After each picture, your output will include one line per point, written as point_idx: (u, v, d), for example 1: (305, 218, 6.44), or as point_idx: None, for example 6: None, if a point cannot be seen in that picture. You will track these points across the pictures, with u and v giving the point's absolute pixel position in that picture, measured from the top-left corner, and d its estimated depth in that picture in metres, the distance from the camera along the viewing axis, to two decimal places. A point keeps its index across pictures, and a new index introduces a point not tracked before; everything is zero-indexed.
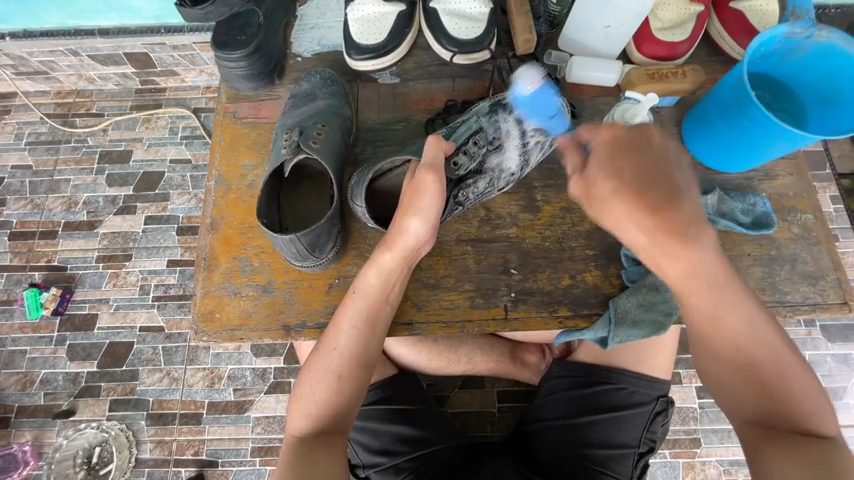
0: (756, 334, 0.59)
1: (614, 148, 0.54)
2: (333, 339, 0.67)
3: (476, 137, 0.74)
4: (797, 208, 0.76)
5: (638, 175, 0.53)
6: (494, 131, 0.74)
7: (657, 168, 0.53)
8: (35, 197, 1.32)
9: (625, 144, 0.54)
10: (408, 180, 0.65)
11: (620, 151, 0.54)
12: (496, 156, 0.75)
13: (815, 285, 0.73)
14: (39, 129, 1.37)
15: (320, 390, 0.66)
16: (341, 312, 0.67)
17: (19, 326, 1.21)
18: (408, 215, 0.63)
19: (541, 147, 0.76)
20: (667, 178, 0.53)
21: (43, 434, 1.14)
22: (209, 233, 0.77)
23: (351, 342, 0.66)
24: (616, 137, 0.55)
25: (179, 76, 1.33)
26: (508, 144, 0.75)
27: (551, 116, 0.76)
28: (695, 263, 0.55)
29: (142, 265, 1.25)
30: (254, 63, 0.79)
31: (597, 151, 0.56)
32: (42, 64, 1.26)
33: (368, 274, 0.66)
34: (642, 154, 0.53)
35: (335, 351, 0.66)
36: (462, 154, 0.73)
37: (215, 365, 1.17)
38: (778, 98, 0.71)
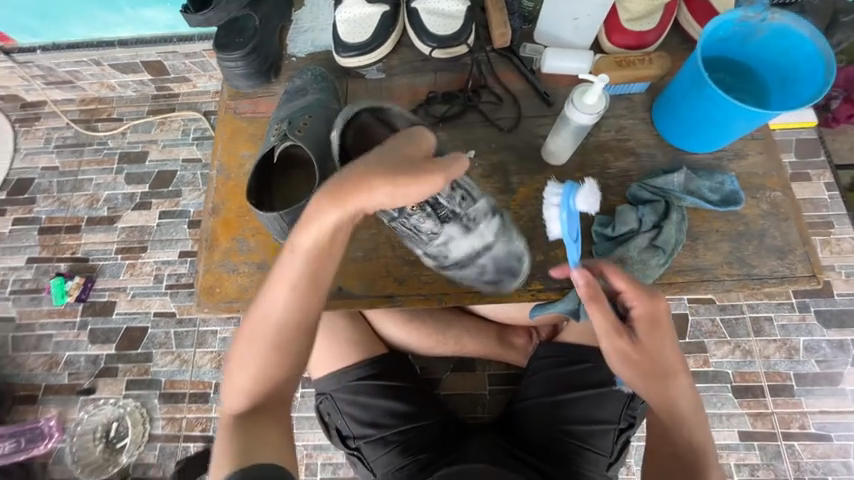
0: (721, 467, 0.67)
1: (648, 321, 0.66)
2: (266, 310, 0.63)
3: (467, 199, 0.75)
4: (766, 186, 0.78)
5: (656, 351, 0.65)
6: (479, 218, 0.75)
7: (671, 352, 0.66)
8: (62, 195, 1.43)
9: (656, 321, 0.66)
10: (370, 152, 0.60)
11: (650, 323, 0.66)
12: (456, 229, 0.75)
13: (783, 258, 0.75)
14: (65, 134, 1.49)
15: (256, 363, 0.63)
16: (275, 284, 0.62)
17: (46, 312, 1.32)
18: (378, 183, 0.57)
19: (480, 274, 0.78)
20: (675, 356, 0.67)
21: (67, 410, 1.24)
22: (211, 217, 0.84)
23: (282, 314, 0.63)
24: (648, 317, 0.66)
25: (190, 82, 1.43)
26: (474, 238, 0.75)
27: (517, 260, 0.77)
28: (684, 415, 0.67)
29: (157, 256, 1.34)
30: (252, 62, 0.87)
31: (638, 321, 0.66)
32: (68, 73, 1.38)
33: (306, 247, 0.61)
34: (664, 336, 0.66)
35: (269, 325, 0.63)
36: (451, 191, 0.73)
37: (222, 348, 1.25)
38: (738, 80, 0.74)
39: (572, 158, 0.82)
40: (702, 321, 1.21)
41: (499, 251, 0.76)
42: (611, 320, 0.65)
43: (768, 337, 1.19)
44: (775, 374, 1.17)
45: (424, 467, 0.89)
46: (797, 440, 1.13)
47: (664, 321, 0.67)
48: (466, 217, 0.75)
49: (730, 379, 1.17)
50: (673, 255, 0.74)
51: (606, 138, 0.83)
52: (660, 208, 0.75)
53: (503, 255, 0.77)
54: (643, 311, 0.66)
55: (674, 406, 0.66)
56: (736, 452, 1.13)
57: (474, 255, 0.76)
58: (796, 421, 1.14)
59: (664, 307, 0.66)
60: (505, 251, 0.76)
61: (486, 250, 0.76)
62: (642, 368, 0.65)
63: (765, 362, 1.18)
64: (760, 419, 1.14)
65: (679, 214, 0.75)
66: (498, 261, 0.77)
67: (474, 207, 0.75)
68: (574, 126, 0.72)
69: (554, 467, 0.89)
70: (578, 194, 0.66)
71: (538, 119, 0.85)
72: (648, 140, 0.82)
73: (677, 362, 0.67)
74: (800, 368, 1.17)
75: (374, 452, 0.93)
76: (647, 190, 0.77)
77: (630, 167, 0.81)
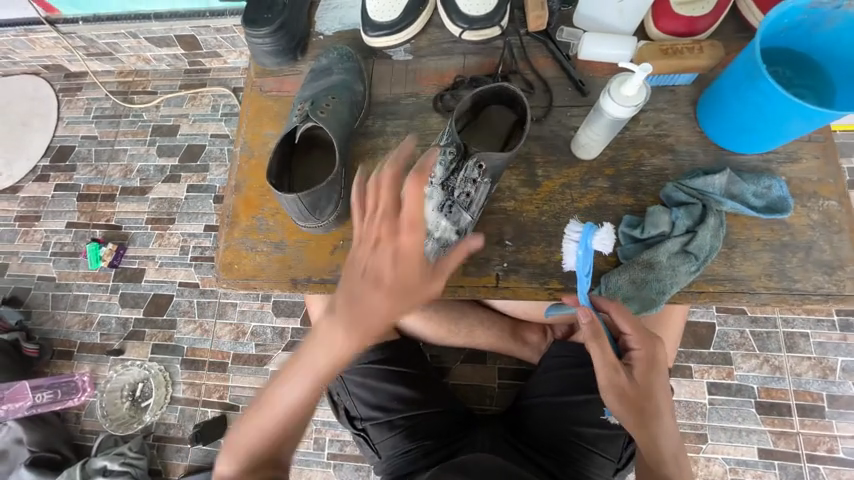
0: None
1: (645, 363, 0.68)
2: (276, 403, 0.62)
3: (466, 200, 0.72)
4: (819, 194, 0.72)
5: (648, 388, 0.67)
6: (447, 219, 0.73)
7: (663, 393, 0.68)
8: (99, 164, 1.50)
9: (652, 364, 0.68)
10: (377, 236, 0.54)
11: (647, 362, 0.68)
12: (438, 198, 0.72)
13: (831, 274, 0.69)
14: (104, 105, 1.55)
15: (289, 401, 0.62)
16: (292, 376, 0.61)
17: (83, 274, 1.40)
18: (430, 281, 0.57)
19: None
20: (667, 398, 0.69)
21: (98, 368, 1.32)
22: (233, 194, 0.86)
23: (291, 405, 0.62)
24: (646, 360, 0.68)
25: (221, 57, 1.45)
26: (434, 218, 0.73)
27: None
28: (670, 454, 0.66)
29: (184, 228, 1.39)
30: (279, 39, 0.86)
31: (637, 360, 0.68)
32: (107, 45, 1.42)
33: (328, 348, 0.58)
34: (658, 380, 0.68)
35: (276, 414, 0.62)
36: (473, 180, 0.71)
37: (240, 321, 1.29)
38: (800, 74, 0.67)
39: (604, 153, 0.77)
40: (730, 332, 1.15)
41: (425, 246, 0.72)
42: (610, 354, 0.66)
43: (802, 354, 1.12)
44: (806, 394, 1.10)
45: (428, 453, 0.91)
46: (823, 463, 1.06)
47: (659, 366, 0.69)
48: (452, 203, 0.73)
49: (754, 395, 1.11)
50: (707, 262, 0.69)
51: (642, 133, 0.77)
52: (696, 212, 0.70)
53: (423, 248, 0.71)
54: (642, 351, 0.67)
55: (662, 443, 0.66)
56: (754, 470, 1.08)
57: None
58: (823, 445, 1.07)
59: (663, 353, 0.68)
60: (428, 250, 0.72)
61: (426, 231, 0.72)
62: (635, 402, 0.65)
63: (796, 380, 1.11)
64: (784, 438, 1.08)
65: (717, 220, 0.69)
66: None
67: (463, 213, 0.73)
68: (609, 119, 0.67)
69: (558, 467, 0.88)
70: (596, 233, 0.72)
71: (569, 109, 0.81)
72: (689, 137, 0.76)
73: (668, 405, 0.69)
74: (834, 390, 1.09)
75: (380, 434, 0.94)
76: (683, 190, 0.72)
77: (667, 165, 0.76)
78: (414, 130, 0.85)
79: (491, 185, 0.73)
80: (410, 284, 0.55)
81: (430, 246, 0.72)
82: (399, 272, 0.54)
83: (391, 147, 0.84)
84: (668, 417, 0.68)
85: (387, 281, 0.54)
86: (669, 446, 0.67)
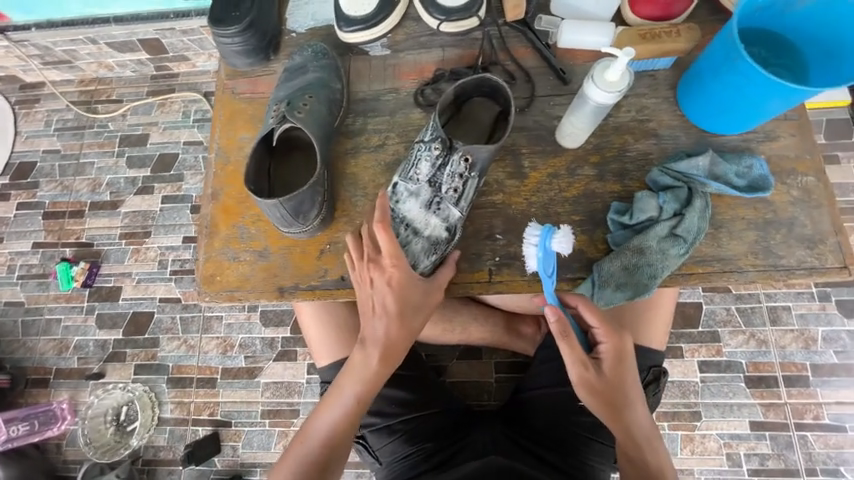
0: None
1: (614, 356, 0.68)
2: (314, 434, 0.73)
3: (455, 195, 0.71)
4: (797, 171, 0.73)
5: (618, 381, 0.68)
6: (437, 216, 0.72)
7: (633, 383, 0.69)
8: (64, 180, 1.42)
9: (620, 356, 0.68)
10: (371, 276, 0.69)
11: (615, 354, 0.68)
12: (426, 195, 0.72)
13: (813, 248, 0.70)
14: (65, 116, 1.46)
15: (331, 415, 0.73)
16: (326, 408, 0.73)
17: (54, 296, 1.33)
18: (430, 294, 0.71)
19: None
20: (636, 386, 0.70)
21: (78, 393, 1.26)
22: (210, 202, 0.82)
23: (329, 433, 0.72)
24: (615, 353, 0.68)
25: (189, 61, 1.38)
26: (423, 216, 0.73)
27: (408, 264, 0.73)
28: (643, 440, 0.69)
29: (160, 241, 1.33)
30: (249, 38, 0.82)
31: (606, 354, 0.68)
32: (64, 52, 1.34)
33: (356, 372, 0.72)
34: (627, 371, 0.69)
35: (316, 444, 0.72)
36: (460, 176, 0.70)
37: (227, 334, 1.25)
38: (776, 54, 0.68)
39: (588, 141, 0.77)
40: (717, 310, 1.17)
41: (415, 244, 0.73)
42: (578, 353, 0.67)
43: (785, 327, 1.15)
44: (791, 365, 1.13)
45: (429, 456, 0.89)
46: (810, 431, 1.10)
47: (628, 356, 0.69)
48: (440, 199, 0.72)
49: (743, 370, 1.14)
50: (695, 244, 0.70)
51: (625, 119, 0.77)
52: (682, 195, 0.70)
53: (413, 247, 0.73)
54: (608, 344, 0.68)
55: (635, 431, 0.68)
56: (747, 442, 1.11)
57: (408, 223, 0.73)
58: (810, 412, 1.11)
59: (631, 344, 0.68)
60: (418, 248, 0.73)
61: (416, 230, 0.73)
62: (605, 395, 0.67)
63: (781, 353, 1.14)
64: (773, 409, 1.12)
65: (703, 202, 0.70)
66: (407, 245, 0.73)
67: (451, 209, 0.72)
68: (594, 105, 0.67)
69: (561, 458, 0.87)
70: (555, 236, 0.71)
71: (552, 98, 0.80)
72: (671, 121, 0.77)
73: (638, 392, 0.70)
74: (817, 359, 1.13)
75: (379, 440, 0.93)
76: (669, 174, 0.72)
77: (651, 150, 0.76)
78: (396, 127, 0.82)
79: (480, 179, 0.72)
80: (411, 302, 0.71)
81: (421, 245, 0.73)
82: (401, 295, 0.69)
83: (373, 146, 0.82)
84: (640, 403, 0.70)
85: (392, 305, 0.70)
86: (643, 432, 0.69)
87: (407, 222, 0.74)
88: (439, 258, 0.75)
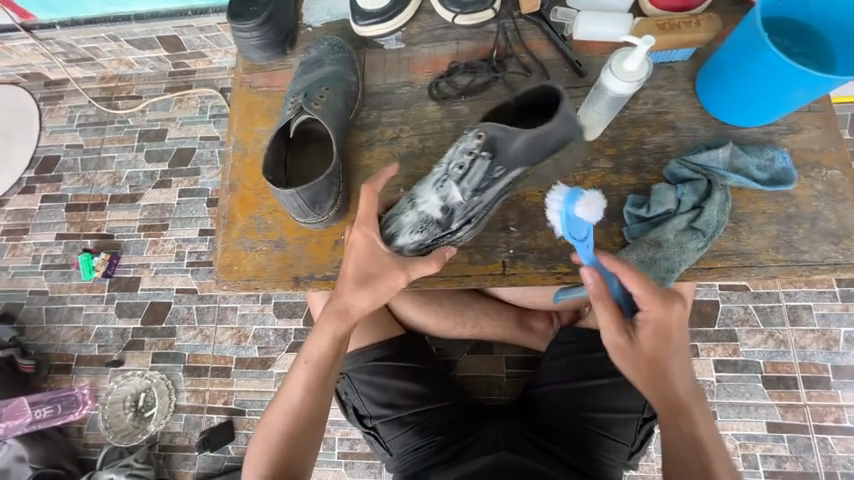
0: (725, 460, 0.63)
1: (658, 324, 0.62)
2: (281, 404, 0.71)
3: (462, 175, 0.69)
4: (822, 164, 0.71)
5: (661, 351, 0.62)
6: (438, 195, 0.71)
7: (678, 353, 0.63)
8: (86, 173, 1.46)
9: (665, 324, 0.62)
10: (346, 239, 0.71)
11: (659, 324, 0.62)
12: (437, 172, 0.72)
13: (838, 244, 0.69)
14: (87, 112, 1.50)
15: (297, 387, 0.70)
16: (292, 377, 0.71)
17: (76, 286, 1.37)
18: (391, 269, 0.67)
19: (390, 207, 0.74)
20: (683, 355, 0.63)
21: (98, 380, 1.30)
22: (228, 193, 0.84)
23: (296, 406, 0.70)
24: (658, 322, 0.62)
25: (206, 58, 1.41)
26: (426, 192, 0.71)
27: (391, 233, 0.72)
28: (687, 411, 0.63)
29: (177, 234, 1.36)
30: (266, 33, 0.84)
31: (647, 324, 0.62)
32: (87, 50, 1.38)
33: (316, 340, 0.70)
34: (672, 339, 0.62)
35: (282, 414, 0.70)
36: (469, 154, 0.68)
37: (242, 325, 1.27)
38: (800, 42, 0.66)
39: (604, 133, 0.76)
40: (734, 308, 1.15)
41: (406, 215, 0.72)
42: (615, 318, 0.62)
43: (806, 327, 1.12)
44: (811, 366, 1.11)
45: (441, 449, 0.91)
46: (830, 434, 1.07)
47: (675, 325, 0.62)
48: (446, 177, 0.70)
49: (760, 370, 1.12)
50: (714, 238, 0.69)
51: (642, 111, 0.76)
52: (702, 187, 0.69)
53: (404, 217, 0.72)
54: (652, 313, 0.61)
55: (676, 403, 0.62)
56: (764, 444, 1.09)
57: (411, 196, 0.73)
58: (831, 415, 1.08)
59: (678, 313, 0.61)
60: (407, 221, 0.72)
61: (413, 204, 0.72)
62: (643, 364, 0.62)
63: (801, 353, 1.11)
64: (791, 411, 1.09)
65: (723, 195, 0.69)
66: (399, 215, 0.72)
67: (454, 188, 0.70)
68: (611, 95, 0.66)
69: (572, 454, 0.88)
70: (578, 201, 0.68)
71: (567, 91, 0.80)
72: (689, 113, 0.76)
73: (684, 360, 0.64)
74: (838, 360, 1.10)
75: (390, 432, 0.94)
76: (688, 167, 0.71)
77: (668, 142, 0.75)
78: (410, 119, 0.83)
79: (493, 164, 0.69)
80: (375, 272, 0.67)
81: (410, 218, 0.71)
82: (363, 261, 0.68)
83: (388, 138, 0.82)
84: (685, 369, 0.64)
85: (353, 271, 0.68)
86: (686, 404, 0.63)
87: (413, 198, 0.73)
88: (423, 239, 0.72)
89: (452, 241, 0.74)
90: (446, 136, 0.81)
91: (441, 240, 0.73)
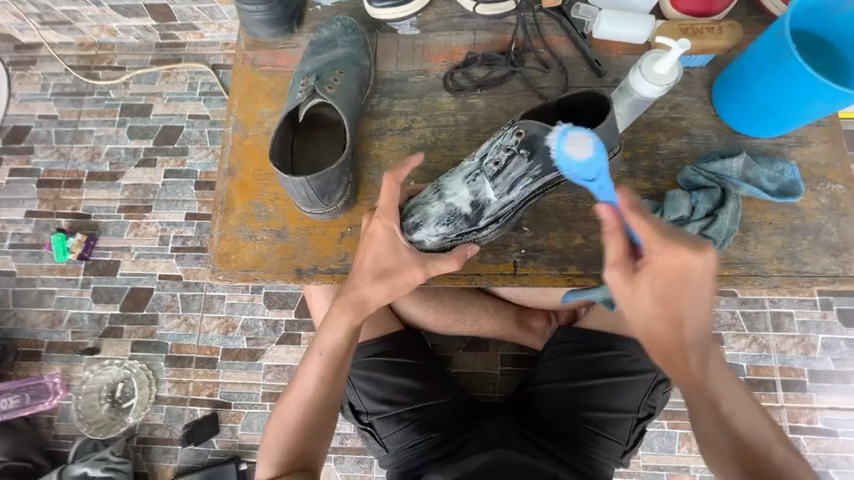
0: (749, 414, 0.59)
1: (669, 272, 0.56)
2: (296, 394, 0.72)
3: (496, 171, 0.67)
4: (827, 178, 0.73)
5: (674, 302, 0.57)
6: (469, 190, 0.69)
7: (693, 301, 0.57)
8: (60, 146, 1.35)
9: (673, 271, 0.56)
10: (364, 227, 0.70)
11: (664, 273, 0.57)
12: (469, 166, 0.70)
13: (838, 256, 0.71)
14: (63, 80, 1.39)
15: (312, 377, 0.71)
16: (305, 366, 0.72)
17: (47, 268, 1.28)
18: (410, 266, 0.67)
19: (416, 195, 0.73)
20: (700, 300, 0.57)
21: (71, 368, 1.22)
22: (226, 178, 0.79)
23: (311, 394, 0.71)
24: (663, 267, 0.56)
25: (198, 30, 1.32)
26: (456, 186, 0.70)
27: (415, 222, 0.71)
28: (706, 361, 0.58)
29: (162, 217, 1.29)
30: (274, 8, 0.78)
31: (651, 272, 0.57)
32: (65, 13, 1.27)
33: (331, 331, 0.71)
34: (686, 281, 0.57)
35: (298, 404, 0.71)
36: (505, 150, 0.66)
37: (229, 315, 1.22)
38: (818, 57, 0.67)
39: (620, 136, 0.76)
40: (722, 313, 1.19)
41: (432, 206, 0.71)
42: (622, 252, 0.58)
43: (787, 333, 1.17)
44: (790, 370, 1.15)
45: (438, 445, 0.90)
46: (804, 434, 1.13)
47: (690, 269, 0.56)
48: (478, 172, 0.69)
49: (743, 373, 1.16)
50: (723, 247, 0.70)
51: (658, 116, 0.76)
52: (716, 195, 0.69)
53: (430, 208, 0.71)
54: (657, 255, 0.56)
55: (694, 354, 0.58)
56: None
57: (439, 187, 0.71)
58: (805, 417, 1.14)
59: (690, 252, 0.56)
60: (433, 211, 0.70)
61: (442, 195, 0.71)
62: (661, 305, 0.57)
63: (781, 358, 1.16)
64: (769, 412, 1.14)
65: (735, 203, 0.69)
66: (425, 204, 0.71)
67: (486, 184, 0.68)
68: (635, 97, 0.67)
69: (568, 453, 0.88)
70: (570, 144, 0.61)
71: (585, 91, 0.78)
72: (704, 121, 0.76)
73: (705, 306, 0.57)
74: (815, 365, 1.16)
75: (386, 428, 0.92)
76: (702, 175, 0.71)
77: (682, 148, 0.75)
78: (423, 110, 0.80)
79: (530, 164, 0.65)
80: (392, 268, 0.67)
81: (436, 209, 0.70)
82: (382, 253, 0.67)
83: (399, 128, 0.79)
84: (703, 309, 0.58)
85: (371, 263, 0.68)
86: (703, 355, 0.58)
87: (440, 189, 0.72)
88: (447, 232, 0.71)
89: (476, 238, 0.73)
90: (460, 130, 0.79)
91: (464, 236, 0.72)
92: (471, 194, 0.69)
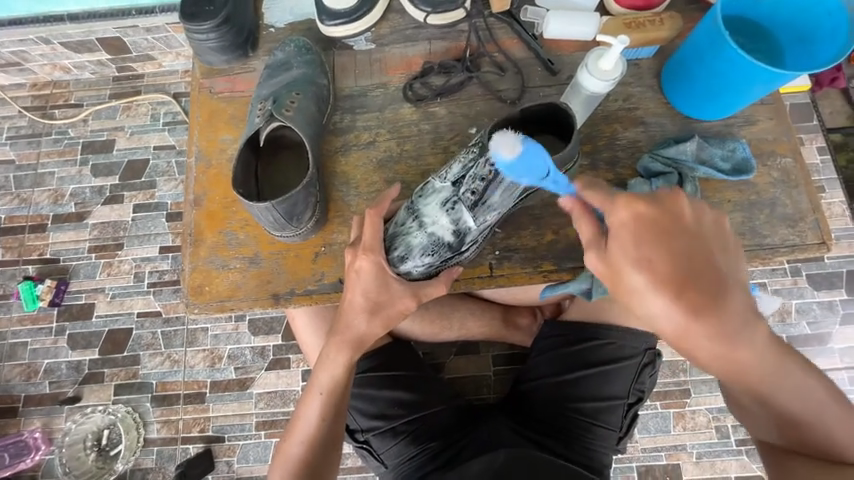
0: (796, 382, 0.57)
1: (652, 232, 0.49)
2: (298, 431, 0.73)
3: (474, 200, 0.68)
4: (776, 153, 0.76)
5: (688, 273, 0.48)
6: (449, 218, 0.70)
7: (710, 261, 0.49)
8: (21, 192, 1.31)
9: (661, 228, 0.49)
10: (349, 264, 0.69)
11: (651, 237, 0.49)
12: (445, 194, 0.70)
13: (794, 226, 0.74)
14: (18, 123, 1.35)
15: (313, 415, 0.72)
16: (306, 403, 0.73)
17: (17, 319, 1.23)
18: (402, 297, 0.69)
19: (395, 223, 0.72)
20: (718, 263, 0.49)
21: (52, 421, 1.17)
22: (193, 209, 0.78)
23: (313, 430, 0.72)
24: (651, 225, 0.49)
25: (155, 61, 1.30)
26: (436, 215, 0.70)
27: (400, 255, 0.71)
28: (747, 337, 0.51)
29: (135, 253, 1.25)
30: (225, 34, 0.77)
31: (622, 234, 0.50)
32: (13, 54, 1.24)
33: (328, 369, 0.72)
34: (682, 246, 0.49)
35: (300, 442, 0.72)
36: (481, 180, 0.67)
37: (214, 346, 1.19)
38: (753, 40, 0.70)
39: (579, 131, 0.78)
40: None
41: (414, 237, 0.70)
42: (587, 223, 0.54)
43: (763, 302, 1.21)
44: None
45: (436, 455, 0.89)
46: None
47: (679, 222, 0.50)
48: (456, 200, 0.69)
49: None
50: None
51: (613, 108, 0.78)
52: (674, 180, 0.72)
53: (412, 240, 0.70)
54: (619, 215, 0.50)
55: (741, 330, 0.49)
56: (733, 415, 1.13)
57: (418, 215, 0.71)
58: None
59: (654, 206, 0.50)
60: (416, 243, 0.70)
61: (423, 227, 0.70)
62: (677, 280, 0.47)
63: None
64: None
65: (693, 186, 0.72)
66: (407, 235, 0.71)
67: (465, 214, 0.69)
68: (587, 94, 0.70)
69: (565, 446, 0.88)
70: (499, 150, 0.59)
71: (542, 90, 0.80)
72: (657, 109, 0.78)
73: (726, 270, 0.50)
74: (792, 331, 1.20)
75: (383, 443, 0.91)
76: (659, 161, 0.74)
77: (639, 137, 0.77)
78: (386, 123, 0.80)
79: (507, 190, 0.67)
80: (383, 301, 0.68)
81: (419, 240, 0.70)
82: (372, 290, 0.68)
83: (364, 143, 0.80)
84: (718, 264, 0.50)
85: (362, 299, 0.68)
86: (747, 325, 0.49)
87: (418, 216, 0.71)
88: (433, 260, 0.72)
89: (459, 260, 0.74)
90: (425, 139, 0.80)
91: (448, 263, 0.73)
92: (452, 222, 0.70)
